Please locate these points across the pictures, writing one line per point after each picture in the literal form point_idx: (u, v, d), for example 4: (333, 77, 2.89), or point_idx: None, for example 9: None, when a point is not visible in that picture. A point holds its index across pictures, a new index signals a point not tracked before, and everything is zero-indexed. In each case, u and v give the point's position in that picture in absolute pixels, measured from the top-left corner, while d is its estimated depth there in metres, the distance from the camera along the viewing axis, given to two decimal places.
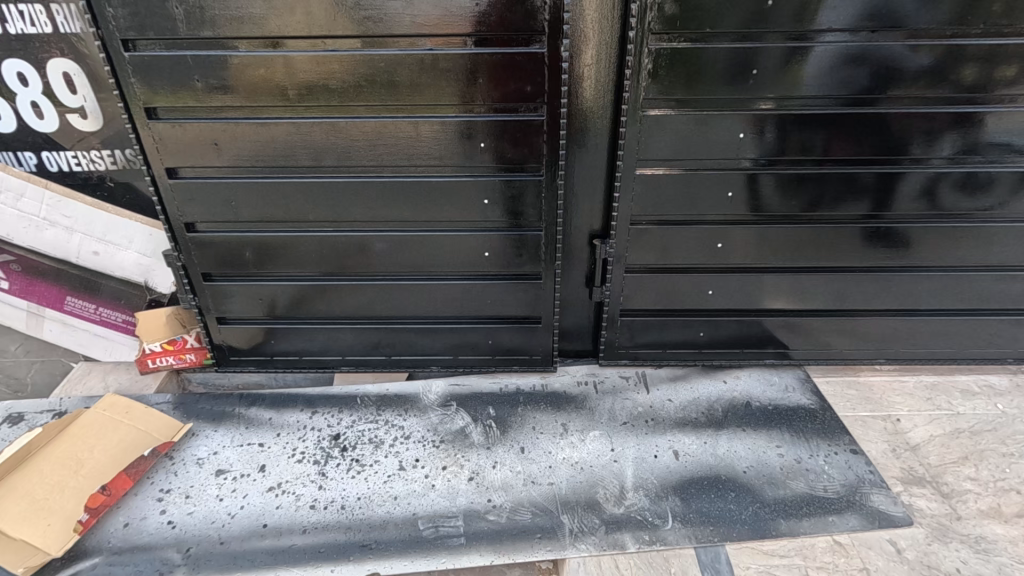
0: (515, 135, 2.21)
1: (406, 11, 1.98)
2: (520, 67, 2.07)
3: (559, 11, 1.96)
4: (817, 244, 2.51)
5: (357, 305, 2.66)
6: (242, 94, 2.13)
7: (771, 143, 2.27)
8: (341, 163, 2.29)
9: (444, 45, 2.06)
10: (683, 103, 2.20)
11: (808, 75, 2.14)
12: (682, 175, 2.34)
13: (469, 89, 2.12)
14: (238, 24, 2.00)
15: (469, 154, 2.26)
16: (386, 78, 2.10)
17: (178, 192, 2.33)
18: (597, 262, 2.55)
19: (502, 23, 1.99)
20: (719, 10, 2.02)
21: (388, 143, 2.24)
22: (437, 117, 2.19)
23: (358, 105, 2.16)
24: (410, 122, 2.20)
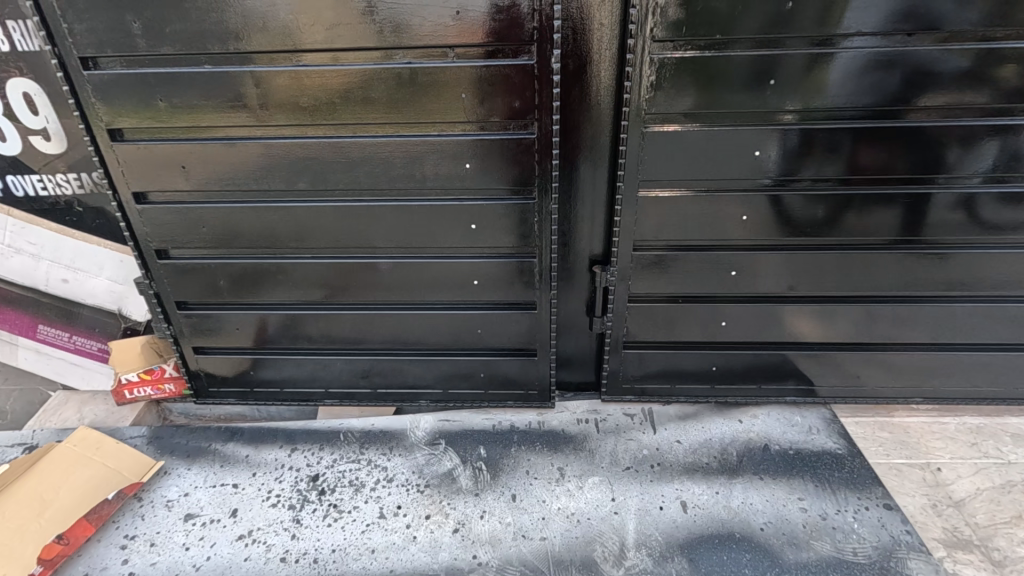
0: (502, 154, 2.00)
1: (379, 21, 1.80)
2: (506, 80, 1.86)
3: (549, 19, 1.75)
4: (842, 272, 2.26)
5: (339, 335, 2.49)
6: (207, 114, 1.97)
7: (790, 161, 2.03)
8: (316, 187, 2.12)
9: (423, 58, 1.86)
10: (691, 119, 1.97)
11: (833, 86, 1.89)
12: (690, 197, 2.11)
13: (451, 104, 1.92)
14: (200, 38, 1.84)
15: (453, 176, 2.06)
16: (361, 94, 1.92)
17: (144, 218, 2.19)
18: (598, 290, 2.34)
19: (484, 33, 1.79)
20: (731, 13, 1.78)
21: (366, 165, 2.06)
22: (416, 136, 1.99)
23: (331, 125, 1.99)
24: (388, 142, 2.01)
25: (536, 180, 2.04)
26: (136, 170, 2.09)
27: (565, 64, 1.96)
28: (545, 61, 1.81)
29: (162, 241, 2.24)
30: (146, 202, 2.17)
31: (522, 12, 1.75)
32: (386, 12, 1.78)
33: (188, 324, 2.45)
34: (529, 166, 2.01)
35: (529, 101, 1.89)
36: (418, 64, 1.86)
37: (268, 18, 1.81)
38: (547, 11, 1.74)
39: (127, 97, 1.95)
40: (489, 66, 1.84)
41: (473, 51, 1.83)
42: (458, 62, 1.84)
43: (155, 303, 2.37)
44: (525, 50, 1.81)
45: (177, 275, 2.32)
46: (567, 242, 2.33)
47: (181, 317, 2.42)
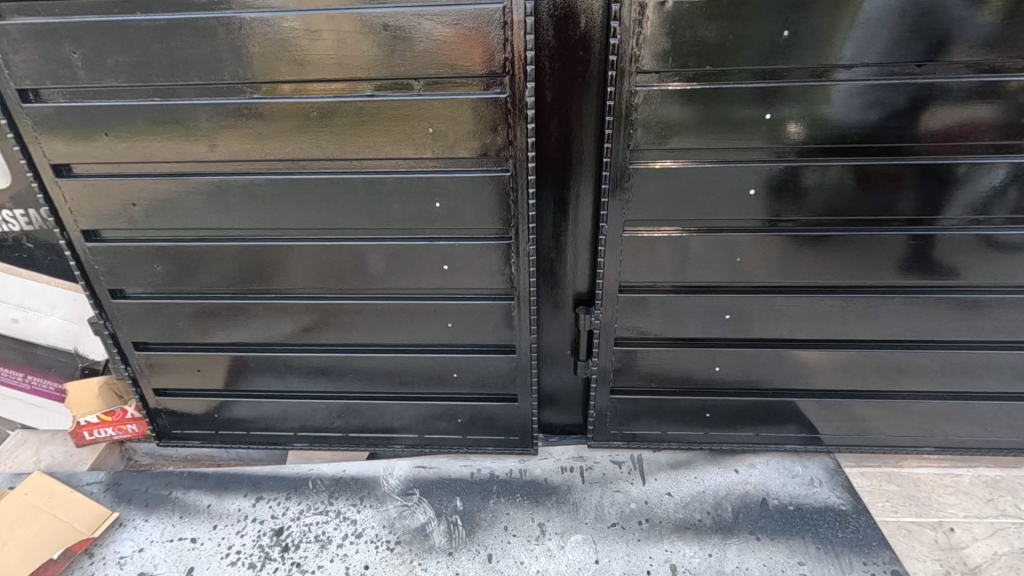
0: (475, 193, 1.85)
1: (337, 50, 1.64)
2: (478, 115, 1.71)
3: (522, 50, 1.60)
4: (846, 316, 2.09)
5: (307, 377, 2.34)
6: (157, 149, 1.83)
7: (788, 201, 1.87)
8: (276, 225, 1.97)
9: (388, 90, 1.71)
10: (680, 155, 1.81)
11: (835, 121, 1.73)
12: (680, 237, 1.96)
13: (419, 140, 1.77)
14: (145, 69, 1.70)
15: (422, 215, 1.91)
16: (321, 129, 1.77)
17: (96, 257, 2.05)
18: (581, 333, 2.17)
19: (451, 64, 1.64)
20: (722, 43, 1.63)
21: (329, 204, 1.91)
22: (381, 174, 1.84)
23: (290, 161, 1.84)
24: (352, 180, 1.86)
25: (513, 220, 1.89)
26: (85, 207, 1.96)
27: (542, 96, 1.80)
28: (518, 95, 1.67)
29: (117, 281, 2.11)
30: (97, 240, 2.03)
31: (491, 42, 1.60)
32: (344, 42, 1.63)
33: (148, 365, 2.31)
34: (504, 205, 1.86)
35: (501, 137, 1.74)
36: (381, 97, 1.71)
37: (217, 49, 1.67)
38: (518, 41, 1.59)
39: (70, 131, 1.81)
40: (457, 100, 1.69)
41: (439, 84, 1.68)
42: (424, 96, 1.70)
43: (111, 343, 2.24)
44: (495, 83, 1.67)
45: (135, 315, 2.18)
46: (549, 282, 2.18)
47: (140, 358, 2.28)
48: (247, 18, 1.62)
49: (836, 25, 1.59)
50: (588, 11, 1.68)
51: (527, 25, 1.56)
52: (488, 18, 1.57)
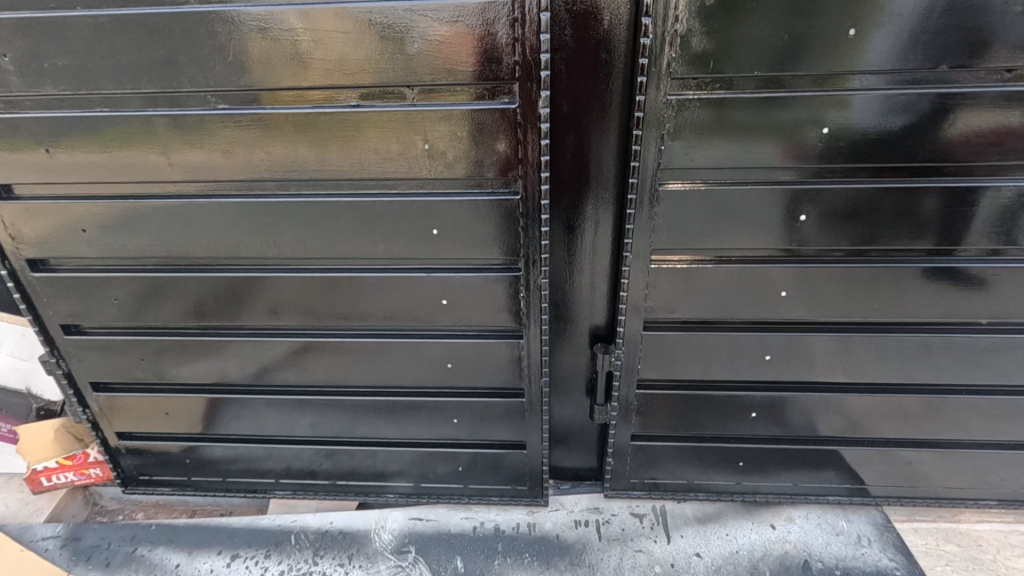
0: (477, 219, 1.59)
1: (315, 53, 1.38)
2: (482, 130, 1.45)
3: (535, 51, 1.33)
4: (906, 358, 1.80)
5: (288, 421, 2.07)
6: (109, 169, 1.58)
7: (846, 229, 1.60)
8: (249, 254, 1.71)
9: (376, 99, 1.44)
10: (717, 176, 1.55)
11: (906, 136, 1.45)
12: (714, 269, 1.69)
13: (412, 159, 1.51)
14: (89, 76, 1.45)
15: (417, 244, 1.65)
16: (299, 146, 1.52)
17: (44, 289, 1.80)
18: (601, 375, 1.91)
19: (450, 69, 1.38)
20: (773, 44, 1.36)
21: (311, 230, 1.65)
22: (369, 197, 1.58)
23: (263, 182, 1.58)
24: (336, 204, 1.60)
25: (522, 251, 1.63)
26: (29, 233, 1.70)
27: (556, 105, 1.55)
28: (530, 104, 1.40)
29: (69, 315, 1.85)
30: (45, 270, 1.78)
31: (497, 41, 1.33)
32: (322, 43, 1.37)
33: (109, 407, 2.06)
34: (511, 232, 1.60)
35: (510, 154, 1.48)
36: (367, 108, 1.45)
37: (173, 51, 1.40)
38: (530, 40, 1.32)
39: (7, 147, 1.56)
40: (458, 111, 1.43)
41: (437, 92, 1.42)
42: (419, 106, 1.43)
43: (65, 384, 1.98)
44: (503, 90, 1.40)
45: (91, 352, 1.93)
46: (564, 316, 1.92)
47: (100, 399, 2.03)
48: (205, 14, 1.36)
49: (913, 21, 1.32)
50: (612, 5, 1.41)
51: (542, 22, 1.30)
52: (495, 13, 1.30)
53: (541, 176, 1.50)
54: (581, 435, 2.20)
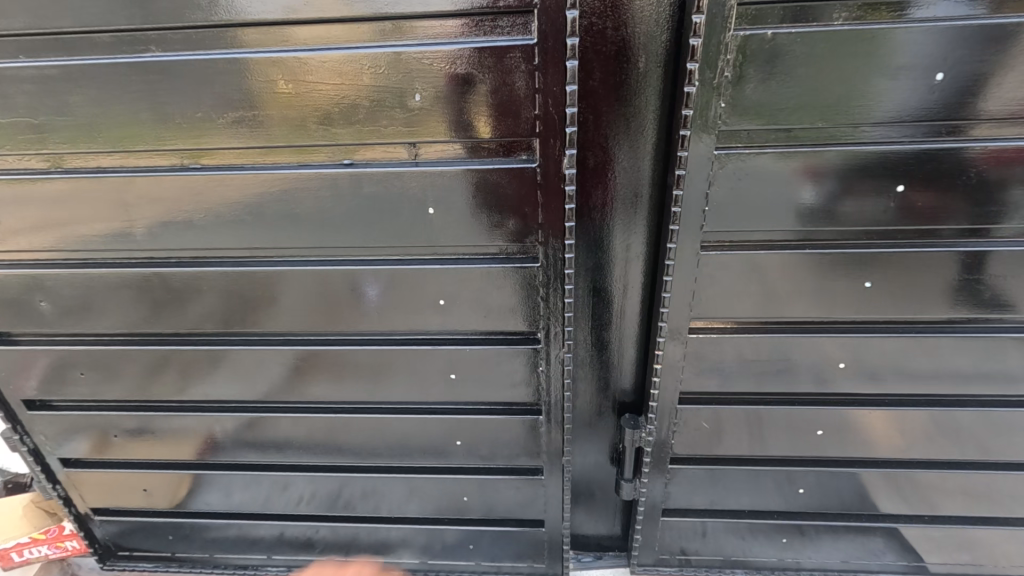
0: (490, 289, 1.39)
1: (303, 103, 1.18)
2: (497, 193, 1.25)
3: (560, 105, 1.13)
4: (971, 433, 1.61)
5: (282, 496, 1.89)
6: (66, 236, 1.38)
7: (909, 297, 1.42)
8: (229, 327, 1.50)
9: (376, 157, 1.23)
10: (766, 240, 1.37)
11: (981, 196, 1.28)
12: (760, 338, 1.51)
13: (415, 225, 1.31)
14: (38, 136, 1.25)
15: (419, 315, 1.44)
16: (283, 209, 1.31)
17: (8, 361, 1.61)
18: (627, 451, 1.72)
19: (457, 124, 1.17)
20: (834, 93, 1.20)
21: (299, 300, 1.44)
22: (367, 266, 1.38)
23: (245, 250, 1.38)
24: (328, 272, 1.39)
25: (544, 324, 1.44)
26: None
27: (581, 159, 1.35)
28: (553, 163, 1.20)
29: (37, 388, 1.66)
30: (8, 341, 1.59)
31: (514, 92, 1.13)
32: (310, 96, 1.17)
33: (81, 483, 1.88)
34: (531, 302, 1.41)
35: (529, 218, 1.28)
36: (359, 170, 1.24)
37: (136, 106, 1.20)
38: (552, 92, 1.12)
39: None
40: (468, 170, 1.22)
41: (443, 148, 1.21)
42: (422, 165, 1.23)
43: (31, 461, 1.79)
44: (521, 146, 1.20)
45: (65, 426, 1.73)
46: (587, 382, 1.74)
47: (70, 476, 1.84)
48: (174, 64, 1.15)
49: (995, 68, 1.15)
50: (648, 46, 1.22)
51: (569, 71, 1.09)
52: (511, 59, 1.10)
53: (564, 244, 1.31)
54: (603, 506, 2.02)
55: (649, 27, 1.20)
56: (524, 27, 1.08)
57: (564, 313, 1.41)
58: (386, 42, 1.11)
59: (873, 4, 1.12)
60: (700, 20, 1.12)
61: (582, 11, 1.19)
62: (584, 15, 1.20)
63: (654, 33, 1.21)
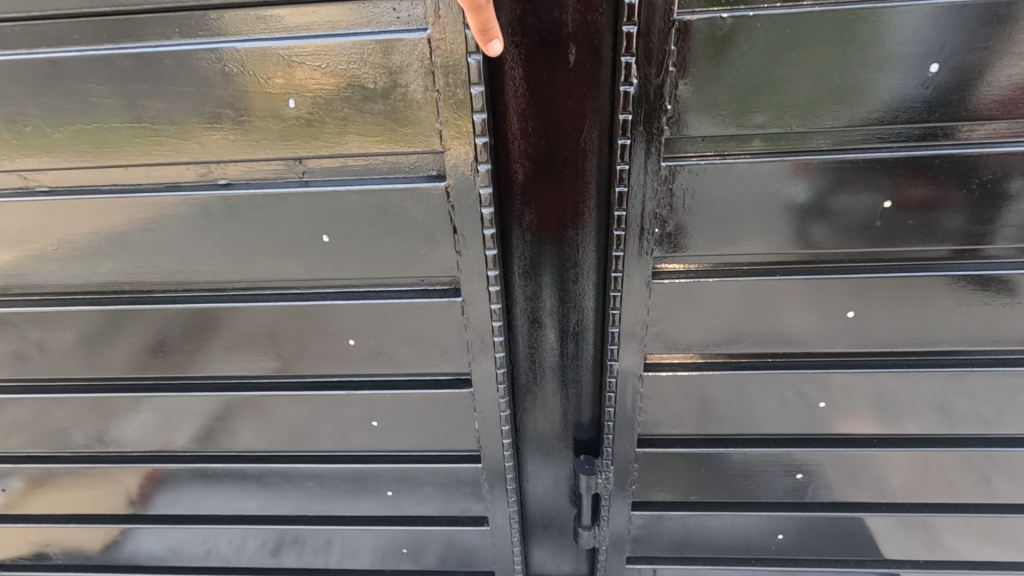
0: (406, 326, 1.27)
1: (169, 119, 1.05)
2: (406, 218, 1.12)
3: (466, 111, 1.01)
4: (969, 474, 1.43)
5: (216, 539, 1.76)
6: None
7: (894, 327, 1.23)
8: (129, 367, 1.39)
9: (266, 173, 1.11)
10: (730, 263, 1.19)
11: (975, 211, 1.09)
12: (727, 375, 1.32)
13: (316, 254, 1.18)
14: None
15: (334, 354, 1.32)
16: (169, 237, 1.19)
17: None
18: (585, 497, 1.54)
19: (349, 136, 1.04)
20: (803, 91, 0.98)
21: (209, 338, 1.33)
22: (270, 298, 1.26)
23: (141, 278, 1.25)
24: (229, 305, 1.27)
25: (473, 357, 1.31)
26: None
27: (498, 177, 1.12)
28: (463, 181, 1.08)
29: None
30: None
31: (412, 97, 0.99)
32: (190, 98, 1.02)
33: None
34: (457, 340, 1.28)
35: (445, 246, 1.15)
36: (253, 192, 1.12)
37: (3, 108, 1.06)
38: (458, 99, 0.99)
39: None
40: (368, 191, 1.09)
41: (338, 164, 1.09)
42: (312, 185, 1.11)
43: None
44: (428, 161, 1.08)
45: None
46: (538, 420, 1.55)
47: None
48: (40, 61, 1.02)
49: (994, 58, 0.95)
50: (581, 35, 1.01)
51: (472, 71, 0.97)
52: (405, 55, 0.96)
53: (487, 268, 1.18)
54: (568, 550, 1.84)
55: (581, 11, 0.99)
56: (420, 17, 0.94)
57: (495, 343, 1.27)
58: (272, 34, 0.97)
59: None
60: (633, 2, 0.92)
61: None
62: None
63: (587, 20, 1.00)
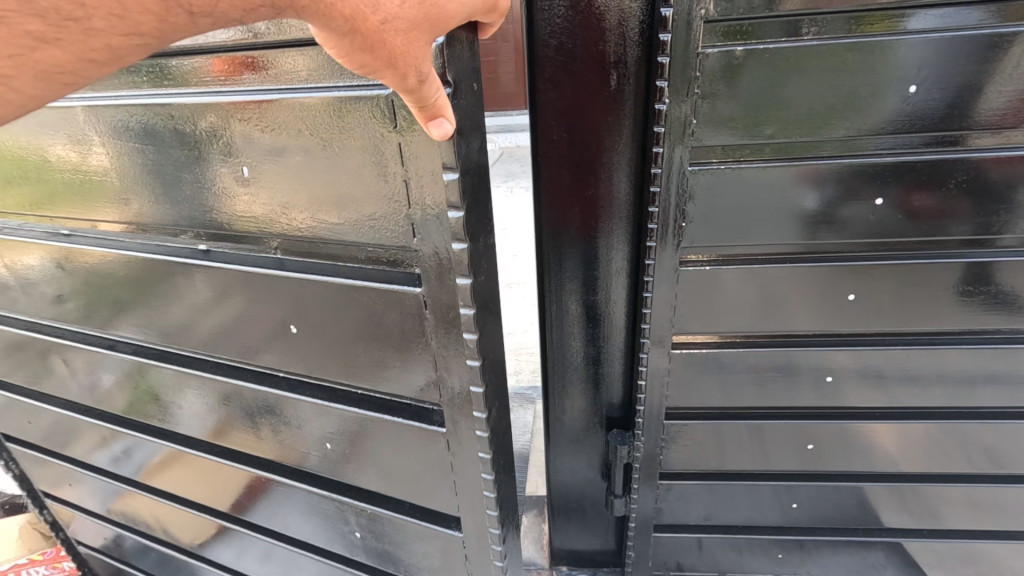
0: (396, 438, 1.32)
1: (236, 180, 1.14)
2: (369, 297, 1.16)
3: (431, 191, 1.02)
4: (973, 446, 1.58)
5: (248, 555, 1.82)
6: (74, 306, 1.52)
7: (892, 310, 1.41)
8: (188, 394, 1.52)
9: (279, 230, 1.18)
10: (746, 254, 1.37)
11: (956, 208, 1.27)
12: (741, 354, 1.50)
13: (304, 317, 1.25)
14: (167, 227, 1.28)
15: (322, 433, 1.41)
16: (221, 291, 1.29)
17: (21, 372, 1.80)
18: (616, 467, 1.74)
19: (350, 193, 1.07)
20: (804, 109, 1.19)
21: (225, 395, 1.48)
22: (276, 345, 1.32)
23: (195, 314, 1.36)
24: (257, 343, 1.35)
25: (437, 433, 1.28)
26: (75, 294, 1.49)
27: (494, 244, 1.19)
28: (426, 257, 1.08)
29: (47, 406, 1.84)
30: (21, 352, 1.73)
31: (382, 177, 1.03)
32: (228, 154, 1.11)
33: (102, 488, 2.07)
34: (442, 455, 1.30)
35: (411, 318, 1.15)
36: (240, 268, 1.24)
37: (117, 163, 1.23)
38: (433, 200, 1.02)
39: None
40: (340, 283, 1.16)
41: (314, 240, 1.17)
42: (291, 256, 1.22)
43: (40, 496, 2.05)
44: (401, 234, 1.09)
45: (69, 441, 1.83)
46: (574, 398, 1.74)
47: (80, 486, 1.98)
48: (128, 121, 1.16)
49: (962, 81, 1.14)
50: (620, 63, 1.22)
51: (434, 149, 0.97)
52: (370, 129, 0.99)
53: (451, 344, 1.16)
54: (598, 526, 1.99)
55: (621, 44, 1.20)
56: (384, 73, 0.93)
57: (455, 418, 1.24)
58: (279, 85, 1.01)
59: (867, 16, 1.10)
60: (667, 37, 1.12)
61: (557, 29, 1.19)
62: (558, 33, 1.19)
63: (625, 51, 1.21)
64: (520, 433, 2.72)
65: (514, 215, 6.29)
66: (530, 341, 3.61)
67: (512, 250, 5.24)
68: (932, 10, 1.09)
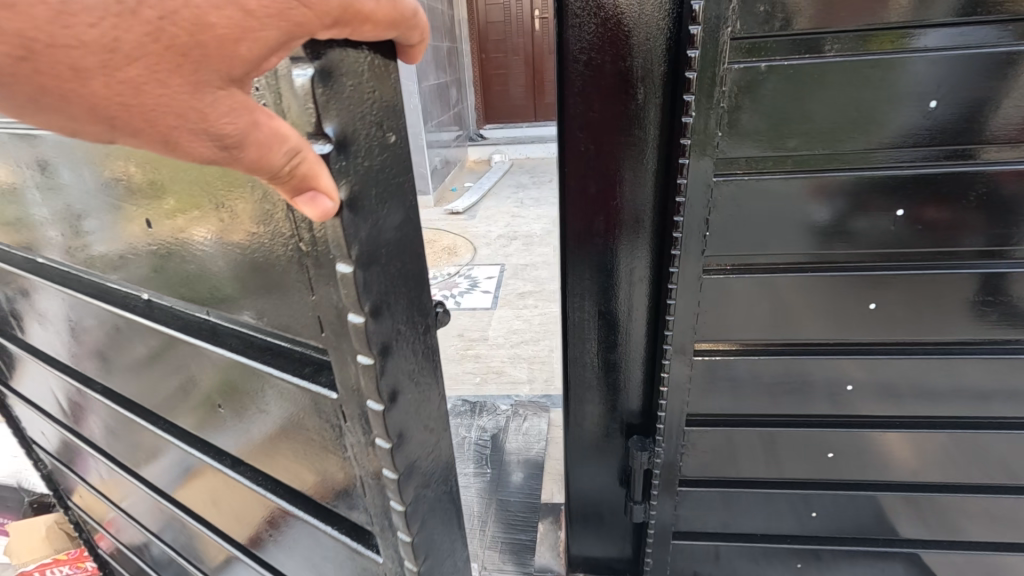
0: (331, 551, 1.08)
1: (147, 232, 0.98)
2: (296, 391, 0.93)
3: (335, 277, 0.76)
4: (992, 457, 1.58)
5: None
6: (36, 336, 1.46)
7: (912, 319, 1.43)
8: (139, 444, 1.37)
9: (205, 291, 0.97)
10: (768, 263, 1.40)
11: (974, 220, 1.29)
12: (762, 360, 1.53)
13: (236, 398, 1.04)
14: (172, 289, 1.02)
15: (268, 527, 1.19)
16: (158, 348, 1.12)
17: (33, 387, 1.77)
18: (636, 474, 1.74)
19: (266, 258, 0.85)
20: (824, 123, 1.23)
21: (172, 461, 1.32)
22: (215, 420, 1.13)
23: (138, 366, 1.20)
24: (193, 413, 1.16)
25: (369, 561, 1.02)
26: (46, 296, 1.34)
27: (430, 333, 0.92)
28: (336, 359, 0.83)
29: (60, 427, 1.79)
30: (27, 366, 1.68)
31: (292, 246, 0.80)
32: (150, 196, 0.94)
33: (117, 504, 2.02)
34: None
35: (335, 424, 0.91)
36: (167, 332, 1.06)
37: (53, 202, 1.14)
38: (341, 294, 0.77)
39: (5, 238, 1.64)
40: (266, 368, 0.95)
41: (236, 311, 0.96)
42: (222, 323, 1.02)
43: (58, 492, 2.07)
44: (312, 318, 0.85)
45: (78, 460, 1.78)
46: (593, 405, 1.76)
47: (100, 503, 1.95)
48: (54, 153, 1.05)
49: (976, 97, 1.17)
50: (646, 78, 1.26)
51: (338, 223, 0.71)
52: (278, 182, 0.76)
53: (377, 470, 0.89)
54: (615, 534, 2.00)
55: (648, 60, 1.24)
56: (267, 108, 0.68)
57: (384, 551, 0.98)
58: None
59: (883, 33, 1.14)
60: (694, 55, 1.16)
61: (585, 46, 1.23)
62: (586, 49, 1.24)
63: (651, 67, 1.25)
64: (536, 441, 2.73)
65: (525, 226, 6.34)
66: (543, 351, 3.63)
67: (524, 260, 5.28)
68: (944, 29, 1.13)
